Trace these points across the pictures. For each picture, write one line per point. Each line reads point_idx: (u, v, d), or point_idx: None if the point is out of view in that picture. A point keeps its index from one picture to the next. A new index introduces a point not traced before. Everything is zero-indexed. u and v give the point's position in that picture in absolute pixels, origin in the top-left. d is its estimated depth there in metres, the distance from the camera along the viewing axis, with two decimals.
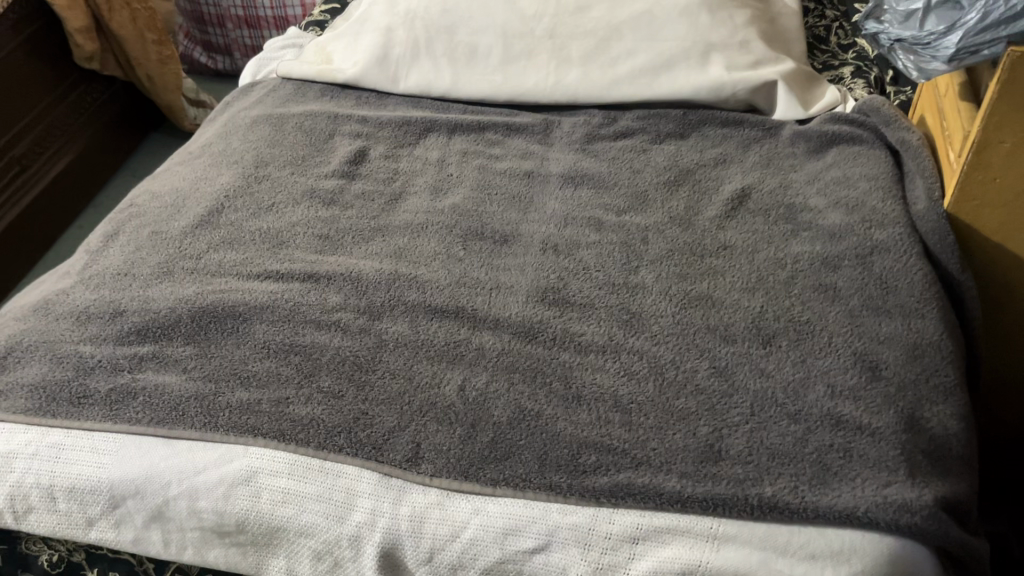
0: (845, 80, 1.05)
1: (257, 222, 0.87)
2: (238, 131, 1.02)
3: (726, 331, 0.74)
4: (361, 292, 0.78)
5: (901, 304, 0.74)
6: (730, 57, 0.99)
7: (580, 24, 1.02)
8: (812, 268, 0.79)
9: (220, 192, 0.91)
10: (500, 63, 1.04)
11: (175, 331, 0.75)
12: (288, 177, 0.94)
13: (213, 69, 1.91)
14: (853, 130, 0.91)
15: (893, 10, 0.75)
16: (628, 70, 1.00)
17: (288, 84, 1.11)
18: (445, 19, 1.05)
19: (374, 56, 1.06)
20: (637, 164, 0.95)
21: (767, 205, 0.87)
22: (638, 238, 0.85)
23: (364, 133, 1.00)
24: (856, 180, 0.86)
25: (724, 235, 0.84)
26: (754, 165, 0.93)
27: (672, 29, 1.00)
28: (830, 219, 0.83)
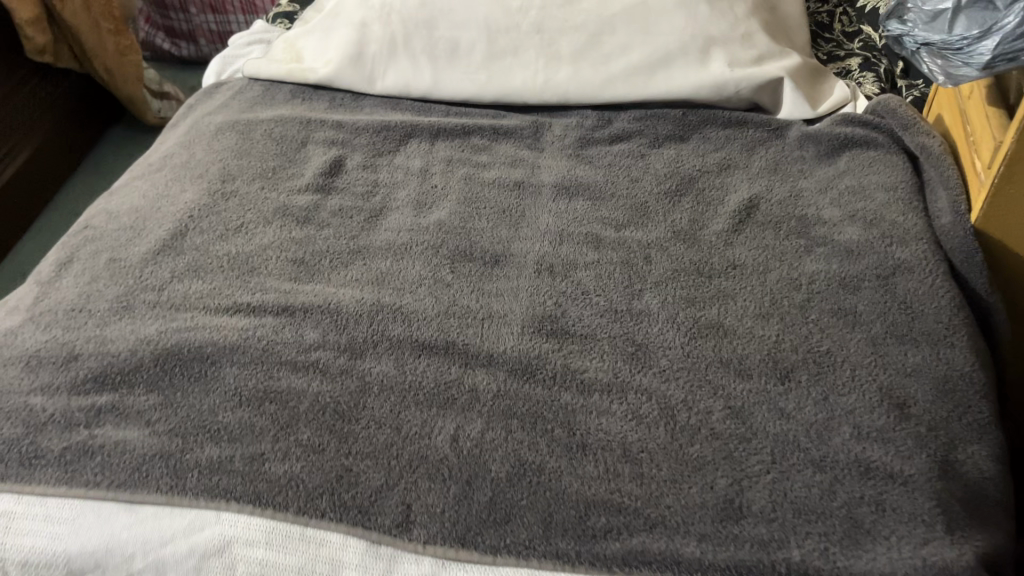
0: (853, 74, 0.98)
1: (225, 246, 0.80)
2: (202, 140, 0.94)
3: (741, 365, 0.68)
4: (341, 327, 0.72)
5: (928, 331, 0.68)
6: (732, 52, 0.92)
7: (568, 16, 0.95)
8: (830, 290, 0.73)
9: (183, 211, 0.84)
10: (485, 59, 0.96)
11: (136, 378, 0.68)
12: (258, 192, 0.86)
13: (176, 55, 1.81)
14: (866, 133, 0.85)
15: (918, 9, 0.68)
16: (622, 67, 0.93)
17: (255, 85, 1.02)
18: (423, 12, 0.97)
19: (348, 54, 0.98)
20: (635, 172, 0.88)
21: (777, 217, 0.81)
22: (639, 256, 0.79)
23: (340, 140, 0.93)
24: (872, 189, 0.80)
25: (732, 252, 0.78)
26: (761, 171, 0.87)
27: (668, 22, 0.93)
28: (846, 234, 0.77)
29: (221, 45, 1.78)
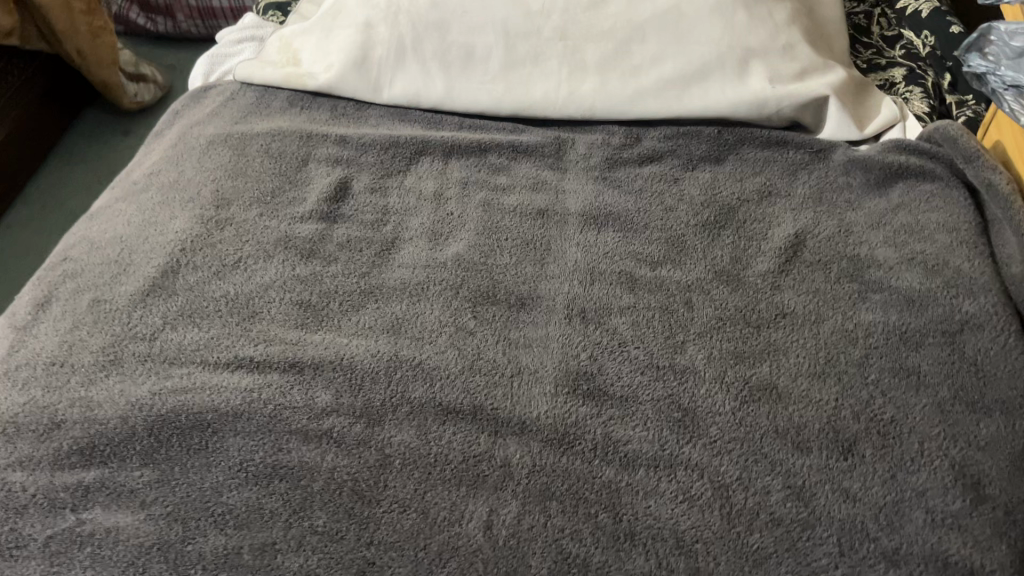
0: (897, 87, 0.92)
1: (221, 286, 0.72)
2: (191, 156, 0.85)
3: (798, 437, 0.62)
4: (356, 387, 0.65)
5: (1001, 399, 0.63)
6: (774, 65, 0.84)
7: (594, 21, 0.87)
8: (889, 345, 0.67)
9: (175, 242, 0.76)
10: (502, 67, 0.88)
11: (128, 449, 0.61)
12: (257, 220, 0.78)
13: (154, 30, 1.66)
14: (921, 162, 0.78)
15: (1004, 43, 0.61)
16: (654, 80, 0.85)
17: (248, 90, 0.93)
18: (434, 14, 0.88)
19: (350, 58, 0.89)
20: (669, 199, 0.81)
21: (825, 257, 0.75)
22: (679, 301, 0.72)
23: (344, 158, 0.84)
24: (931, 228, 0.73)
25: (780, 298, 0.72)
26: (805, 201, 0.80)
27: (704, 30, 0.85)
28: (904, 281, 0.71)
29: (201, 21, 1.62)
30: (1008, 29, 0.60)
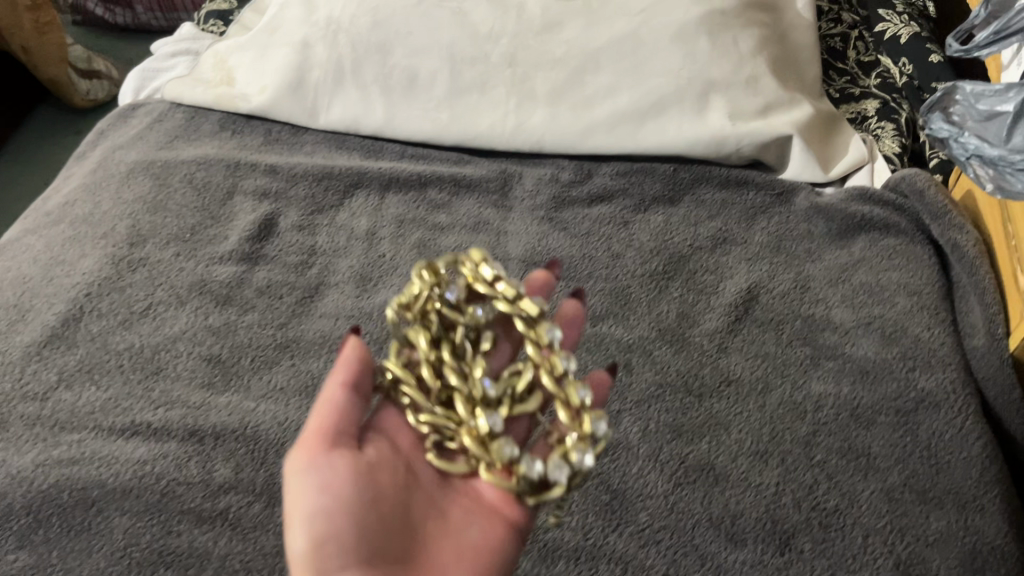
0: (869, 122, 0.86)
1: (127, 337, 0.67)
2: (108, 185, 0.80)
3: (733, 527, 0.57)
4: (259, 460, 0.60)
5: (954, 490, 0.58)
6: (735, 100, 0.79)
7: (547, 47, 0.81)
8: (840, 422, 0.62)
9: (80, 285, 0.71)
10: (447, 95, 0.82)
11: (4, 531, 0.57)
12: (172, 261, 0.73)
13: (112, 23, 1.59)
14: (886, 214, 0.73)
15: (970, 106, 0.56)
16: (607, 113, 0.80)
17: (178, 110, 0.87)
18: (375, 34, 0.82)
19: (285, 80, 0.83)
20: (617, 244, 0.76)
21: (778, 316, 0.69)
22: (618, 363, 0.67)
23: (272, 191, 0.79)
24: (892, 290, 0.68)
25: (726, 362, 0.67)
26: (761, 250, 0.75)
27: (663, 61, 0.79)
28: (860, 349, 0.66)
29: (161, 14, 1.55)
30: (973, 89, 0.55)
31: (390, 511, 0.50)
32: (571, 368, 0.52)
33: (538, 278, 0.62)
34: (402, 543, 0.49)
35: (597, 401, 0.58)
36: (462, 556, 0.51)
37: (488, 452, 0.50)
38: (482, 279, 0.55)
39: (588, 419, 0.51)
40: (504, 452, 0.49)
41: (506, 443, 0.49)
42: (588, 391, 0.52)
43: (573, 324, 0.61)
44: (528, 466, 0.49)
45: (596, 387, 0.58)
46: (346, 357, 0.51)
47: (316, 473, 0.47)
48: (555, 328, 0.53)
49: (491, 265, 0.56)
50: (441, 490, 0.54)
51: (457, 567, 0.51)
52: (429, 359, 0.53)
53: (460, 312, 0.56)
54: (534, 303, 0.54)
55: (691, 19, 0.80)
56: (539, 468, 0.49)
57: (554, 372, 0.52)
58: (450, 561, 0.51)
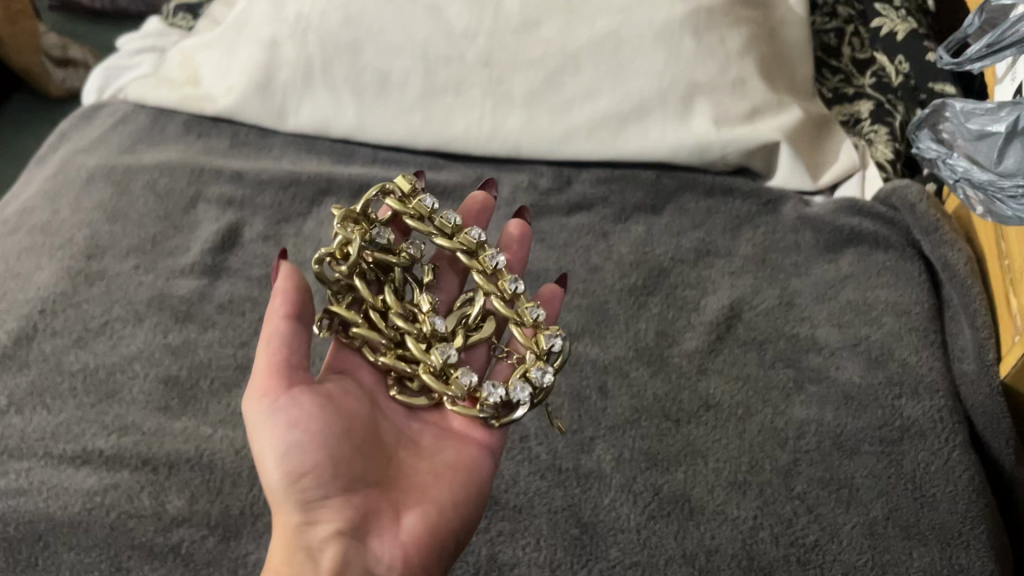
0: (862, 126, 0.83)
1: (81, 357, 0.65)
2: (67, 192, 0.76)
3: (706, 563, 0.55)
4: (215, 491, 0.57)
5: (939, 526, 0.55)
6: (720, 104, 0.75)
7: (524, 46, 0.77)
8: (822, 450, 0.59)
9: (34, 301, 0.68)
10: (420, 96, 0.78)
11: None
12: (131, 274, 0.70)
13: (90, 7, 1.54)
14: (876, 227, 0.69)
15: (960, 126, 0.53)
16: (586, 119, 0.76)
17: (142, 112, 0.84)
18: (345, 32, 0.79)
19: (252, 81, 0.80)
20: (595, 256, 0.73)
21: (760, 335, 0.67)
22: (593, 386, 0.64)
23: (238, 198, 0.76)
24: (879, 309, 0.65)
25: (706, 385, 0.64)
26: (746, 264, 0.72)
27: (646, 62, 0.76)
28: (845, 372, 0.63)
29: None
30: (963, 108, 0.53)
31: (361, 436, 0.50)
32: (520, 290, 0.57)
33: (474, 199, 0.63)
34: (377, 466, 0.50)
35: (553, 314, 0.62)
36: (438, 473, 0.52)
37: (450, 385, 0.53)
38: (415, 214, 0.58)
39: (544, 337, 0.56)
40: (465, 381, 0.54)
41: (464, 373, 0.54)
42: (540, 309, 0.57)
43: (522, 241, 0.63)
44: (491, 393, 0.53)
45: (549, 303, 0.62)
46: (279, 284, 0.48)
47: (279, 412, 0.47)
48: (496, 256, 0.58)
49: (422, 199, 0.58)
50: (407, 419, 0.55)
51: (435, 483, 0.52)
52: (374, 303, 0.54)
53: (395, 250, 0.57)
54: (473, 235, 0.58)
55: (676, 17, 0.76)
56: (503, 393, 0.53)
57: (506, 296, 0.57)
58: (428, 479, 0.52)
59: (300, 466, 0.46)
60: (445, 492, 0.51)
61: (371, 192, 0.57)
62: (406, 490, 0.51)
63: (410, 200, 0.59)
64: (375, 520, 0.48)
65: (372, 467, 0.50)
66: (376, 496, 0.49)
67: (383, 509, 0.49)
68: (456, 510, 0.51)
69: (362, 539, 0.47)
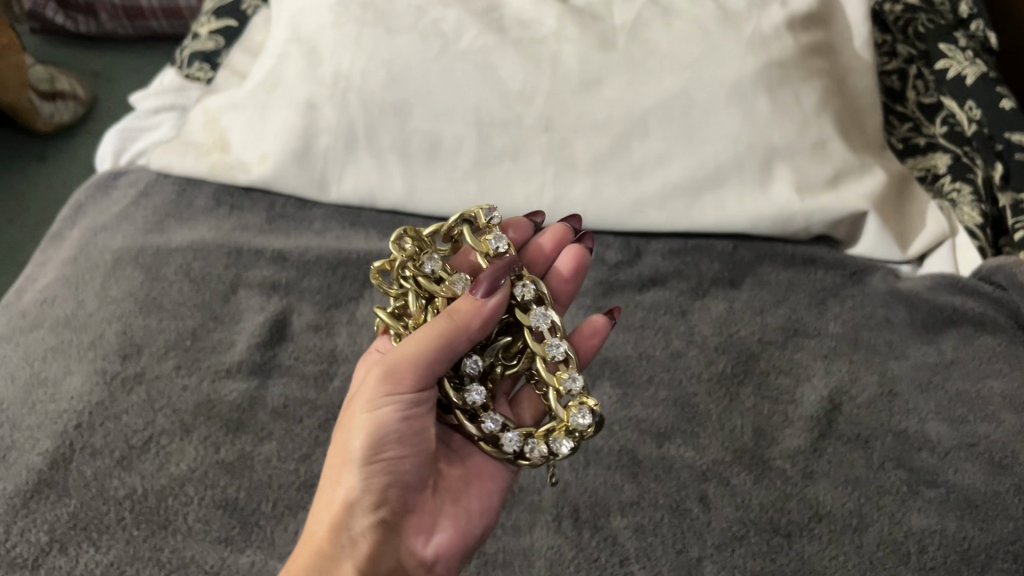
0: (941, 184, 0.78)
1: (126, 480, 0.58)
2: (92, 279, 0.70)
3: None
4: None
5: None
6: (802, 170, 0.70)
7: (585, 108, 0.72)
8: (954, 569, 0.54)
9: (68, 414, 0.61)
10: (474, 164, 0.73)
11: None
12: (173, 376, 0.63)
13: (75, 32, 1.45)
14: (982, 308, 0.66)
15: None
16: (657, 187, 0.71)
17: (167, 182, 0.78)
18: (392, 94, 0.73)
19: (289, 148, 0.74)
20: (676, 340, 0.68)
21: (865, 431, 0.61)
22: (693, 497, 0.59)
23: (283, 282, 0.69)
24: (995, 402, 0.61)
25: (814, 492, 0.59)
26: (839, 345, 0.66)
27: (720, 124, 0.70)
28: (967, 476, 0.58)
29: (129, 22, 1.40)
30: None
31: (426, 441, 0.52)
32: (564, 354, 0.53)
33: (545, 239, 0.61)
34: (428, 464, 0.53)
35: (586, 356, 0.58)
36: (471, 481, 0.55)
37: (472, 426, 0.52)
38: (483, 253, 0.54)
39: (573, 412, 0.51)
40: (488, 426, 0.52)
41: (489, 418, 0.52)
42: (579, 377, 0.52)
43: (570, 280, 0.60)
44: (507, 442, 0.52)
45: (589, 347, 0.58)
46: (472, 295, 0.50)
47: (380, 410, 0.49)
48: (545, 315, 0.53)
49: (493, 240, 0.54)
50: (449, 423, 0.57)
51: (466, 488, 0.54)
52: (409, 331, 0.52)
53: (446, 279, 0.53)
54: (525, 287, 0.54)
55: (749, 73, 0.70)
56: (519, 443, 0.52)
57: (546, 359, 0.53)
58: (459, 484, 0.54)
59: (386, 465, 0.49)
60: (475, 499, 0.54)
61: (455, 220, 0.55)
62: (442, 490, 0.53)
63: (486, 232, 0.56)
64: (414, 516, 0.51)
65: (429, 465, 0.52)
66: (423, 492, 0.52)
67: (420, 505, 0.52)
68: (483, 517, 0.54)
69: (401, 531, 0.50)
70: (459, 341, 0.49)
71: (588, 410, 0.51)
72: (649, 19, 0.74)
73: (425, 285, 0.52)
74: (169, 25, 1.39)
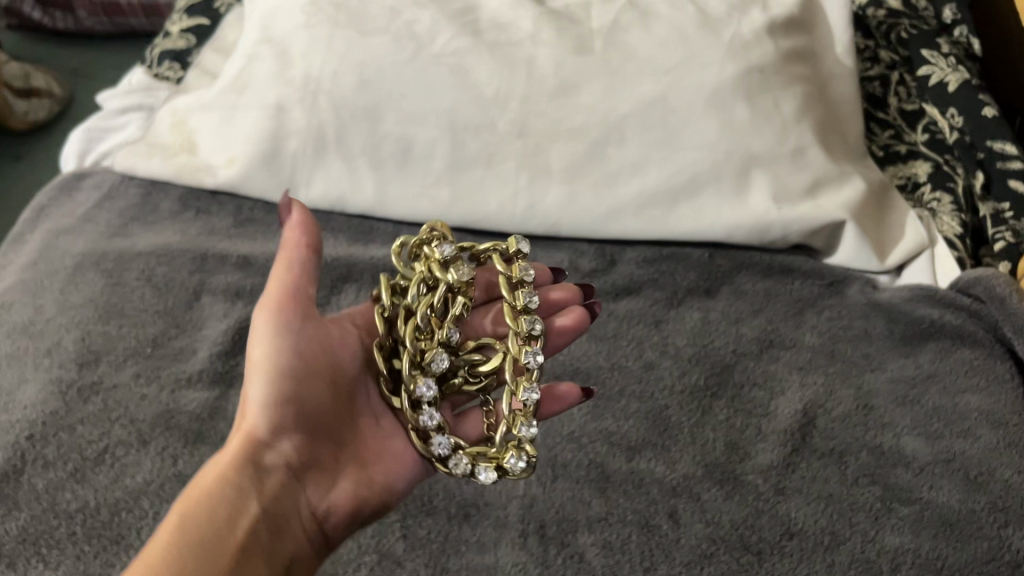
0: (920, 193, 0.77)
1: (79, 494, 0.56)
2: (51, 284, 0.68)
3: None
4: None
5: None
6: (779, 178, 0.69)
7: (561, 113, 0.70)
8: None
9: (22, 424, 0.59)
10: (446, 169, 0.71)
11: None
12: (131, 385, 0.62)
13: (53, 28, 1.42)
14: (960, 320, 0.64)
15: None
16: (633, 195, 0.70)
17: (133, 184, 0.77)
18: (363, 96, 0.71)
19: (257, 151, 0.72)
20: (649, 350, 0.67)
21: (839, 446, 0.60)
22: (662, 513, 0.57)
23: (249, 289, 0.68)
24: (971, 418, 0.60)
25: (786, 508, 0.57)
26: (815, 357, 0.65)
27: (697, 130, 0.69)
28: (942, 493, 0.57)
29: (107, 19, 1.38)
30: None
31: (334, 390, 0.53)
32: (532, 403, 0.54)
33: (561, 291, 0.64)
34: (336, 422, 0.53)
35: (547, 414, 0.57)
36: (380, 452, 0.55)
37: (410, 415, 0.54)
38: (507, 276, 0.59)
39: (511, 455, 0.53)
40: (424, 420, 0.54)
41: (430, 414, 0.54)
42: (536, 429, 0.54)
43: (565, 335, 0.61)
44: (437, 442, 0.53)
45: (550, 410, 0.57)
46: (295, 230, 0.54)
47: (280, 337, 0.51)
48: (536, 358, 0.56)
49: (522, 268, 0.60)
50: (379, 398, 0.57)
51: (377, 459, 0.55)
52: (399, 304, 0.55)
53: (454, 269, 0.57)
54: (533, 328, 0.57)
55: (727, 79, 0.69)
56: (447, 451, 0.53)
57: (513, 396, 0.55)
58: (370, 453, 0.55)
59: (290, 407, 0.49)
60: (380, 469, 0.54)
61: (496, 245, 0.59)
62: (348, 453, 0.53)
63: (514, 260, 0.61)
64: (315, 470, 0.51)
65: (332, 421, 0.53)
66: (323, 447, 0.52)
67: (323, 458, 0.52)
68: (383, 488, 0.54)
69: (301, 482, 0.50)
70: (304, 260, 0.53)
71: (525, 457, 0.53)
72: (627, 23, 0.72)
73: (434, 267, 0.57)
74: (149, 23, 1.36)
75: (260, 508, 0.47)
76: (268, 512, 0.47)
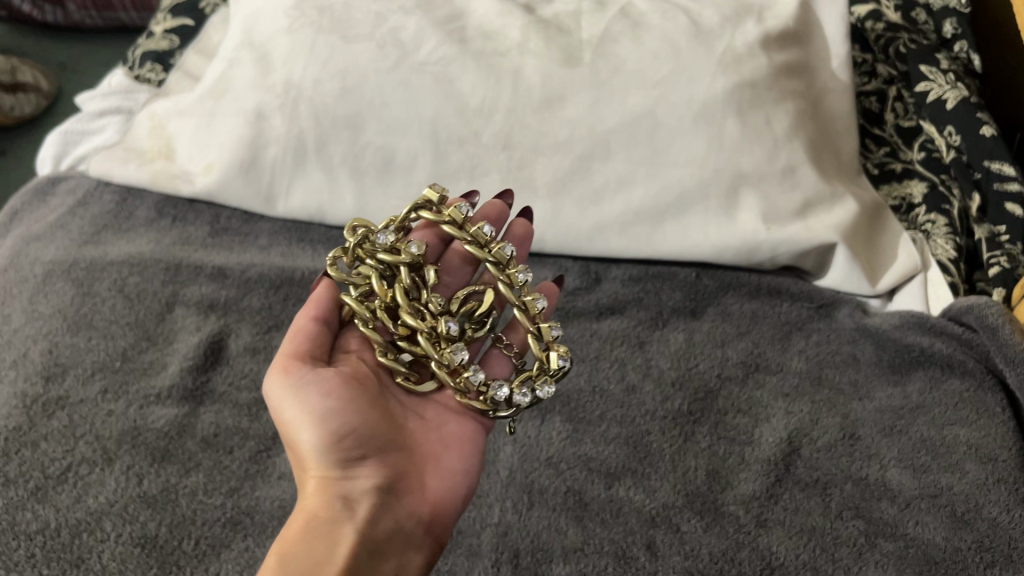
0: (914, 215, 0.76)
1: (39, 513, 0.55)
2: (22, 292, 0.67)
3: None
4: None
5: None
6: (769, 198, 0.67)
7: (547, 126, 0.68)
8: None
9: None
10: (429, 180, 0.69)
11: None
12: (97, 400, 0.60)
13: (41, 22, 1.38)
14: (950, 350, 0.63)
15: None
16: (618, 212, 0.68)
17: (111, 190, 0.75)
18: (343, 105, 0.69)
19: (235, 160, 0.71)
20: (631, 373, 0.65)
21: (824, 477, 0.58)
22: (639, 544, 0.56)
23: (223, 302, 0.66)
24: (958, 452, 0.58)
25: (767, 542, 0.56)
26: (801, 383, 0.63)
27: (685, 147, 0.67)
28: (927, 530, 0.55)
29: (97, 13, 1.35)
30: None
31: (377, 404, 0.51)
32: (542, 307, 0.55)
33: (489, 208, 0.61)
34: (394, 429, 0.51)
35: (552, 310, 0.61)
36: (447, 444, 0.53)
37: (458, 381, 0.53)
38: (450, 221, 0.55)
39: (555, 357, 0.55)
40: (473, 379, 0.53)
41: (474, 372, 0.53)
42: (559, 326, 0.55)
43: (523, 243, 0.61)
44: (495, 391, 0.53)
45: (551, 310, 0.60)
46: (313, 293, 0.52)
47: (307, 383, 0.48)
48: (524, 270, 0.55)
49: (459, 207, 0.55)
50: (413, 395, 0.55)
51: (445, 451, 0.53)
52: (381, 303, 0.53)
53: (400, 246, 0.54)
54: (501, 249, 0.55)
55: (717, 94, 0.67)
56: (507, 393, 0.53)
57: (530, 313, 0.55)
58: (435, 446, 0.53)
59: (347, 440, 0.47)
60: (454, 457, 0.53)
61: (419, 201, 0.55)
62: (420, 454, 0.52)
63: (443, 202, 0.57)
64: (401, 482, 0.49)
65: (392, 432, 0.51)
66: (395, 454, 0.50)
67: (402, 467, 0.50)
68: (463, 475, 0.52)
69: (391, 495, 0.48)
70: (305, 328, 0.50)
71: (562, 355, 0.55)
72: (618, 33, 0.70)
73: (383, 256, 0.53)
74: (138, 17, 1.33)
75: (356, 535, 0.46)
76: (365, 536, 0.46)
